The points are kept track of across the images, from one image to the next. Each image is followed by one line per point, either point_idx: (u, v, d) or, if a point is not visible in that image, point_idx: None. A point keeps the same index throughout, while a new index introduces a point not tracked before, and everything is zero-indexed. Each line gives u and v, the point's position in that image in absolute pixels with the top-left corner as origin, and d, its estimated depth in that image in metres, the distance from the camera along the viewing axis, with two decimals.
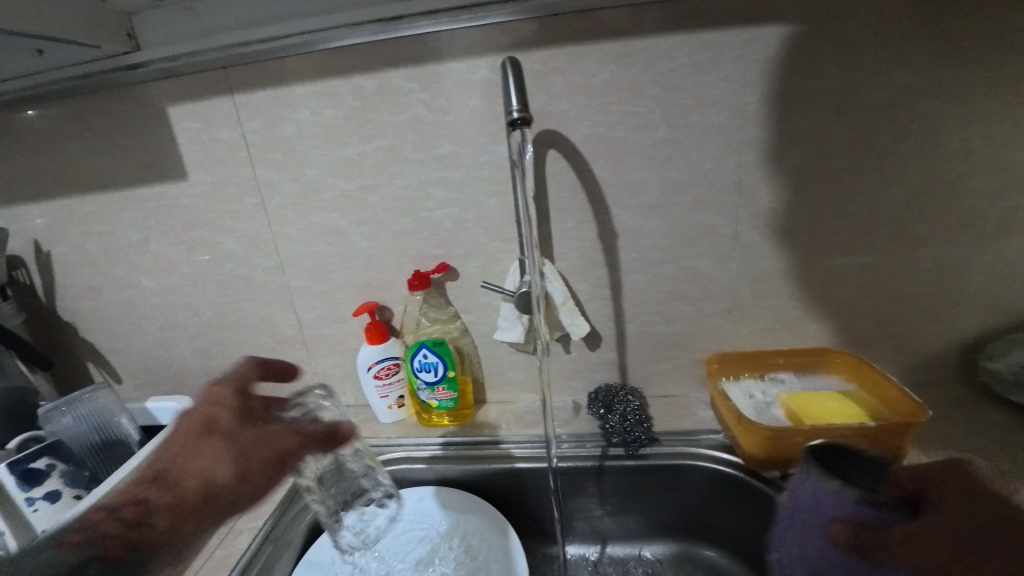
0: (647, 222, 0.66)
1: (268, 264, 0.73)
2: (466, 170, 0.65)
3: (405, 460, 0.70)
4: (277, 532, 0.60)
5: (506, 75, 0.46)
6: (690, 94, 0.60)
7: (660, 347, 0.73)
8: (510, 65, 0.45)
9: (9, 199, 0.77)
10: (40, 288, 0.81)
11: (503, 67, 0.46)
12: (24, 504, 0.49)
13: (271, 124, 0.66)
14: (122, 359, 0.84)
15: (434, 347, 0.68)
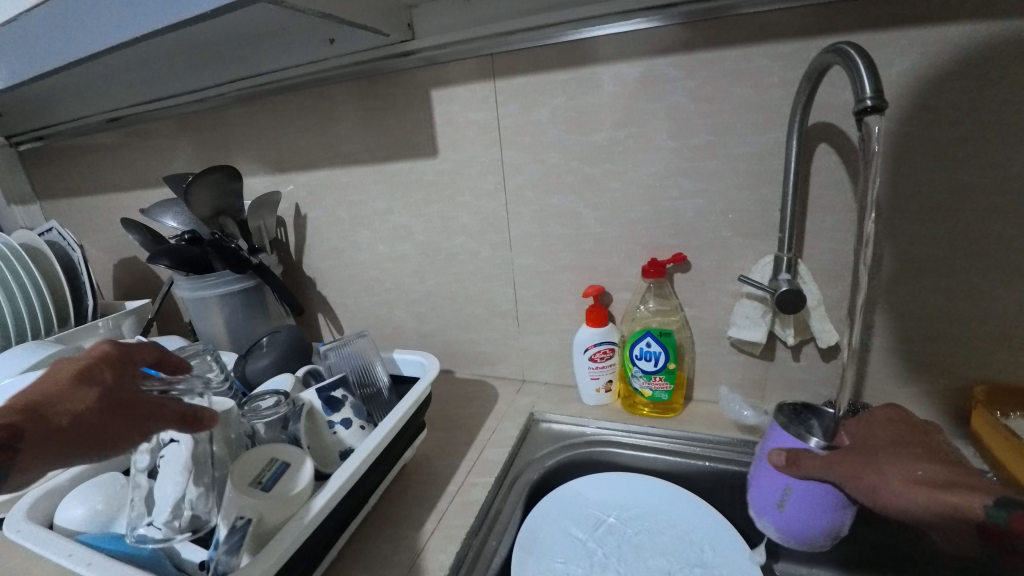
0: (921, 228, 0.60)
1: (497, 240, 0.78)
2: (720, 161, 0.64)
3: (618, 444, 0.71)
4: (507, 491, 0.64)
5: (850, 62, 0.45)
6: (1011, 86, 0.53)
7: (910, 368, 0.66)
8: (857, 51, 0.44)
9: (284, 167, 0.90)
10: (292, 246, 0.94)
11: (848, 53, 0.44)
12: (328, 425, 0.57)
13: (526, 109, 0.70)
14: (350, 314, 0.95)
15: (659, 337, 0.68)
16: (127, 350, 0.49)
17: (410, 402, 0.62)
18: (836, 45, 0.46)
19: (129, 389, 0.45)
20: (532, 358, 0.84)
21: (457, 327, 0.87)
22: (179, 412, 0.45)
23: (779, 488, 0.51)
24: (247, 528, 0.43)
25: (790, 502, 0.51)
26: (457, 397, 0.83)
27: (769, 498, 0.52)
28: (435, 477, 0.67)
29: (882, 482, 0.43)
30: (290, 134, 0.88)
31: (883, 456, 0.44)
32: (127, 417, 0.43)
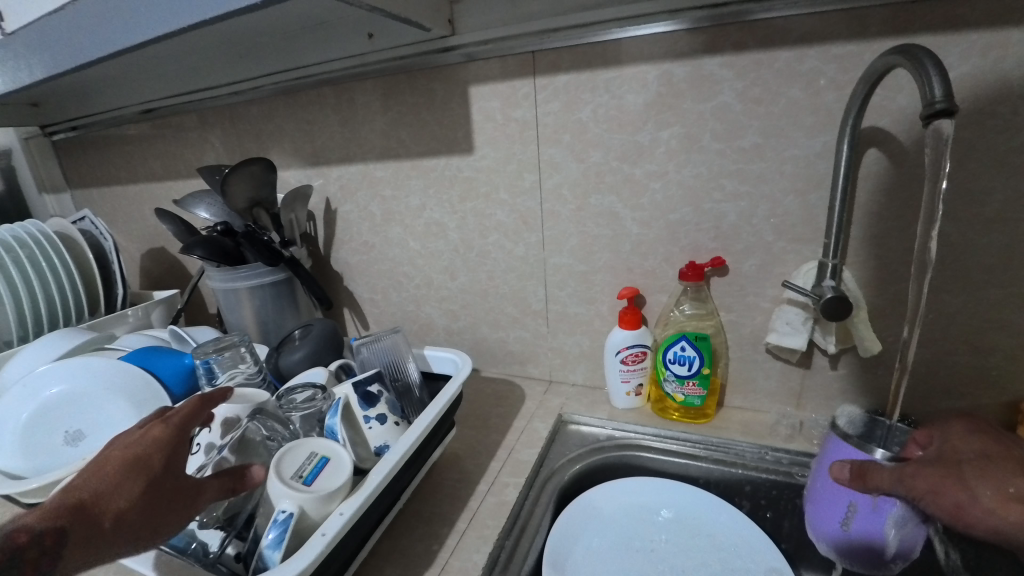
0: (978, 237, 0.58)
1: (532, 239, 0.78)
2: (768, 164, 0.63)
3: (650, 449, 0.70)
4: (539, 492, 0.63)
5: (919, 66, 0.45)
6: None
7: (957, 381, 0.64)
8: (927, 56, 0.45)
9: (317, 161, 0.90)
10: (322, 240, 0.94)
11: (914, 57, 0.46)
12: (363, 420, 0.56)
13: (568, 107, 0.69)
14: (378, 309, 0.95)
15: (694, 341, 0.68)
16: (183, 424, 0.46)
17: (444, 400, 0.62)
18: (902, 48, 0.47)
19: (176, 474, 0.43)
20: (562, 360, 0.83)
21: (486, 326, 0.86)
22: (223, 484, 0.45)
23: (841, 506, 0.52)
24: (289, 520, 0.43)
25: (855, 521, 0.51)
26: (485, 397, 0.83)
27: (833, 517, 0.53)
28: (466, 476, 0.66)
29: (971, 499, 0.42)
30: (324, 128, 0.88)
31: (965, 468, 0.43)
32: (171, 506, 0.41)
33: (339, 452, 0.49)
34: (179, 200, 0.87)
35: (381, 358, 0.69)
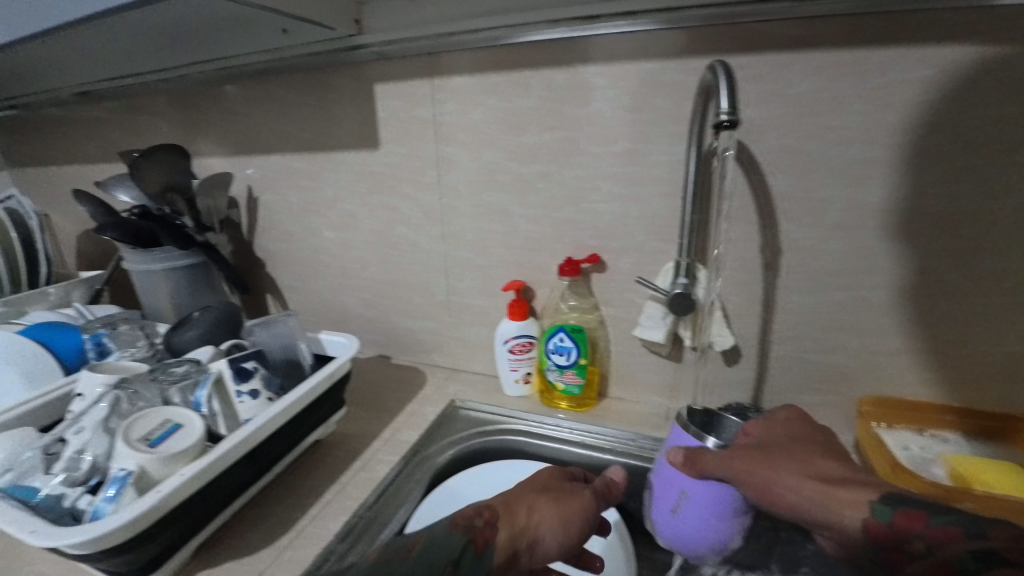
0: (821, 243, 0.63)
1: (434, 233, 0.81)
2: (638, 168, 0.66)
3: (529, 434, 0.74)
4: (411, 471, 0.67)
5: (718, 79, 0.49)
6: (900, 112, 0.56)
7: (810, 377, 0.69)
8: (725, 68, 0.47)
9: (239, 151, 0.92)
10: (245, 227, 0.97)
11: (716, 70, 0.48)
12: (235, 394, 0.60)
13: (463, 108, 0.73)
14: (298, 296, 0.98)
15: (571, 332, 0.72)
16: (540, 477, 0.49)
17: (321, 379, 0.66)
18: (715, 65, 0.50)
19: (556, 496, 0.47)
20: (464, 350, 0.86)
21: (396, 315, 0.90)
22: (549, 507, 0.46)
23: (675, 492, 0.53)
24: (127, 478, 0.47)
25: (683, 508, 0.52)
26: (388, 382, 0.86)
27: (665, 502, 0.53)
28: (347, 455, 0.69)
29: (780, 478, 0.43)
30: (246, 118, 0.90)
31: (778, 451, 0.45)
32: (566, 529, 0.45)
33: (192, 418, 0.54)
34: (100, 183, 0.89)
35: (274, 338, 0.72)
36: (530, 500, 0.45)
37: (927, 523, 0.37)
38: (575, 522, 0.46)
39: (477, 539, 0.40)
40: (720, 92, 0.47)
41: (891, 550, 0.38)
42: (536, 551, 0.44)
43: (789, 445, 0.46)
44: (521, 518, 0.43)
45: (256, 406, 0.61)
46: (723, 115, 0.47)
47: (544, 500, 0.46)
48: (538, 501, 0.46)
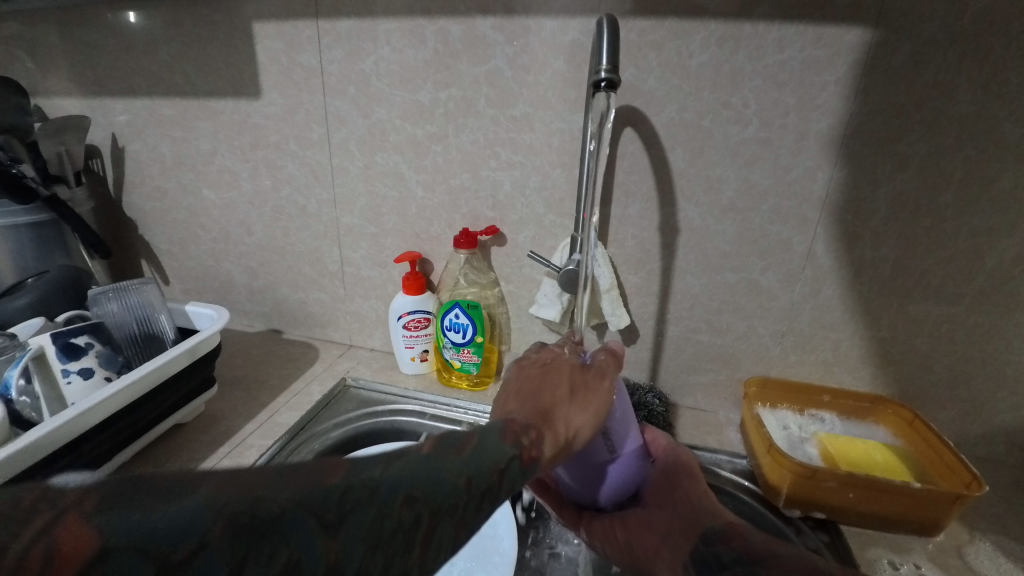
0: (714, 223, 0.62)
1: (324, 196, 0.74)
2: (537, 135, 0.62)
3: (420, 415, 0.70)
4: (283, 455, 0.61)
5: (600, 38, 0.49)
6: (793, 92, 0.55)
7: (701, 358, 0.69)
8: (607, 27, 0.48)
9: (97, 91, 0.79)
10: (110, 180, 0.85)
11: (599, 27, 0.49)
12: (61, 374, 0.52)
13: (352, 56, 0.65)
14: (175, 262, 0.88)
15: (467, 308, 0.68)
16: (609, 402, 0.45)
17: (178, 354, 0.58)
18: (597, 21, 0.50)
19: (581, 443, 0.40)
20: (360, 324, 0.81)
21: (285, 286, 0.83)
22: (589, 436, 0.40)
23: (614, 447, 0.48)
24: None
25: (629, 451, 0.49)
26: (274, 358, 0.79)
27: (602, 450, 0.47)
28: (211, 438, 0.63)
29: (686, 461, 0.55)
30: (101, 53, 0.77)
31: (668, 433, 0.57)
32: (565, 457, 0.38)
33: None
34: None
35: (125, 308, 0.63)
36: (572, 410, 0.39)
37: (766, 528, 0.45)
38: (602, 410, 0.42)
39: (525, 455, 0.32)
40: (599, 49, 0.49)
41: (727, 538, 0.45)
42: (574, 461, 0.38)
43: (674, 442, 0.56)
44: (563, 431, 0.37)
45: (87, 388, 0.53)
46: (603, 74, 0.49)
47: (575, 398, 0.41)
48: (578, 413, 0.40)
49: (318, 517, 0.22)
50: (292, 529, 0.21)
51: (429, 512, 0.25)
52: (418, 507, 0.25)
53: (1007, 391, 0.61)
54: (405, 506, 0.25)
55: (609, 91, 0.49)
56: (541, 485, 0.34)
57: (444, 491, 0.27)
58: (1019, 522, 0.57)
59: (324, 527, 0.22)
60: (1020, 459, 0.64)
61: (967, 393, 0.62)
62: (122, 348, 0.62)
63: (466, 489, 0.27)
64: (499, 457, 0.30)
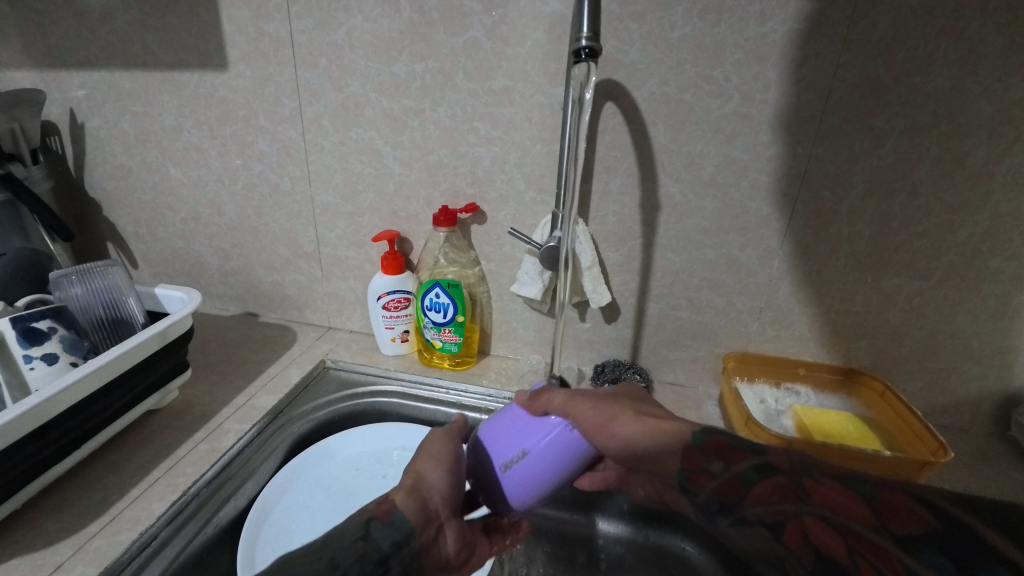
0: (695, 200, 0.62)
1: (297, 173, 0.72)
2: (517, 110, 0.61)
3: (402, 395, 0.69)
4: (262, 440, 0.60)
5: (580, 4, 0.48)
6: (774, 66, 0.55)
7: (681, 334, 0.70)
8: None
9: (51, 64, 0.75)
10: (70, 159, 0.81)
11: None
12: (22, 360, 0.49)
13: (322, 26, 0.62)
14: (142, 244, 0.85)
15: (447, 288, 0.66)
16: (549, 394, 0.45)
17: (148, 337, 0.56)
18: None
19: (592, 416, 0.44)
20: (338, 306, 0.79)
21: (260, 267, 0.80)
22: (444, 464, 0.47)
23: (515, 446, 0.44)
24: None
25: (515, 466, 0.43)
26: (252, 342, 0.77)
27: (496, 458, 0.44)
28: (185, 424, 0.61)
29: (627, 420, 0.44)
30: (54, 22, 0.72)
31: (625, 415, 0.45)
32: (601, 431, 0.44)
33: None
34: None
35: (89, 290, 0.60)
36: (415, 468, 0.47)
37: (727, 446, 0.42)
38: (448, 449, 0.48)
39: (378, 516, 0.43)
40: (580, 15, 0.48)
41: (698, 476, 0.43)
42: (439, 495, 0.45)
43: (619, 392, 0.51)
44: (409, 481, 0.46)
45: (53, 373, 0.51)
46: (584, 41, 0.48)
47: (422, 458, 0.48)
48: (418, 460, 0.48)
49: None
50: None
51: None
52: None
53: (972, 362, 0.63)
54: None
55: (591, 60, 0.48)
56: (418, 523, 0.43)
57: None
58: (982, 485, 0.60)
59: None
60: (982, 427, 0.67)
61: (934, 365, 0.64)
62: (89, 332, 0.60)
63: (333, 563, 0.38)
64: (356, 530, 0.41)
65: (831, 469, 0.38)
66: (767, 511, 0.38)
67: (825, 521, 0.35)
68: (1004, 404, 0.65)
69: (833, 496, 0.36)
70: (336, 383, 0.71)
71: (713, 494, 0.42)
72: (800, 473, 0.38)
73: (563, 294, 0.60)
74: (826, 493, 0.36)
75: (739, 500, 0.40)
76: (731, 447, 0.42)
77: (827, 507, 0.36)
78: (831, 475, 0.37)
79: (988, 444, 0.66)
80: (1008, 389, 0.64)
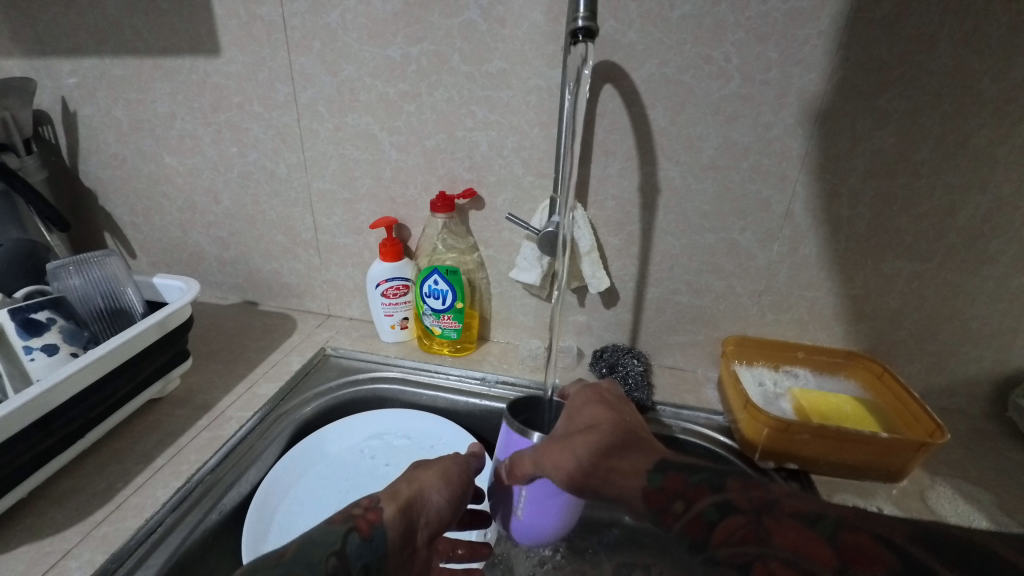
0: (695, 183, 0.61)
1: (293, 160, 0.71)
2: (514, 93, 0.60)
3: (402, 381, 0.70)
4: (265, 426, 0.61)
5: None
6: (775, 46, 0.54)
7: (680, 318, 0.69)
8: None
9: (41, 51, 0.74)
10: (63, 149, 0.80)
11: None
12: (22, 351, 0.49)
13: (315, 9, 0.61)
14: (139, 234, 0.84)
15: (446, 275, 0.66)
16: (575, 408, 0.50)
17: (147, 326, 0.56)
18: None
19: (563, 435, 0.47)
20: (337, 294, 0.79)
21: (258, 256, 0.80)
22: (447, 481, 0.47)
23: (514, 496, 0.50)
24: None
25: (522, 510, 0.50)
26: (252, 330, 0.77)
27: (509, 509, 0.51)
28: (187, 412, 0.61)
29: (566, 463, 0.45)
30: (42, 9, 0.71)
31: (574, 440, 0.46)
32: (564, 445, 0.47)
33: None
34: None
35: (87, 281, 0.60)
36: (417, 484, 0.46)
37: (685, 483, 0.43)
38: (455, 475, 0.48)
39: (360, 526, 0.41)
40: None
41: (664, 514, 0.43)
42: (425, 519, 0.45)
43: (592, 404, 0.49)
44: (405, 492, 0.45)
45: (53, 364, 0.51)
46: (580, 21, 0.47)
47: (427, 476, 0.47)
48: (420, 474, 0.47)
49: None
50: None
51: None
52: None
53: (971, 344, 0.63)
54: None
55: (587, 41, 0.47)
56: (394, 546, 0.42)
57: None
58: (981, 467, 0.60)
59: None
60: (980, 408, 0.67)
61: (933, 347, 0.64)
62: (88, 323, 0.60)
63: None
64: (332, 543, 0.39)
65: (795, 506, 0.39)
66: (731, 554, 0.39)
67: (790, 563, 0.36)
68: (1003, 385, 0.65)
69: (794, 536, 0.37)
70: (337, 370, 0.71)
71: (682, 535, 0.42)
72: (761, 511, 0.39)
73: (560, 280, 0.60)
74: (788, 534, 0.38)
75: (706, 540, 0.40)
76: (689, 485, 0.43)
77: (789, 549, 0.37)
78: (791, 514, 0.39)
79: (986, 425, 0.66)
80: (1006, 370, 0.64)
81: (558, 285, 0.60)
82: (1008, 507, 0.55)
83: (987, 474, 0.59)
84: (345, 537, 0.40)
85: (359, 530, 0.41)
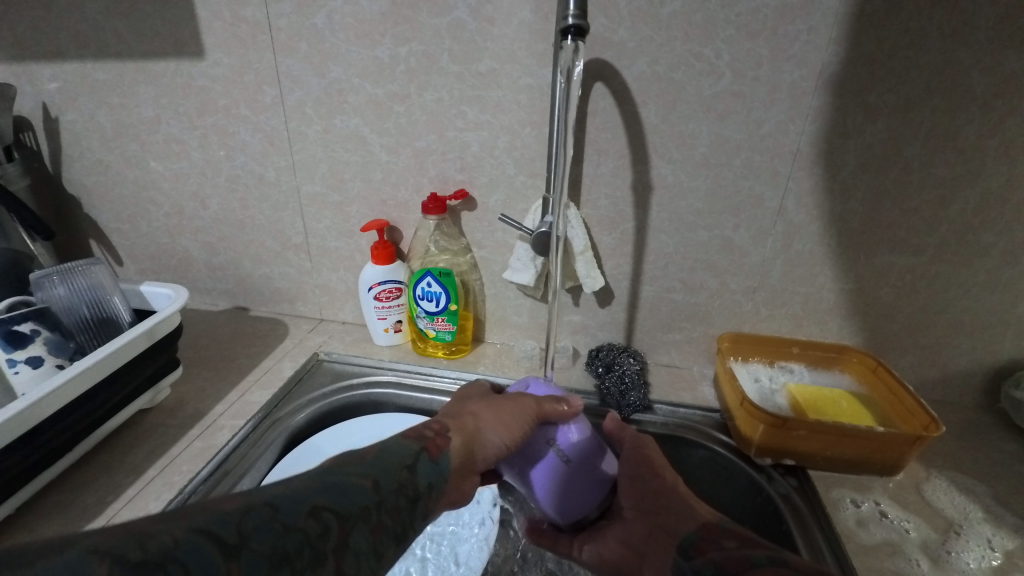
0: (688, 180, 0.61)
1: (282, 163, 0.70)
2: (505, 92, 0.60)
3: (397, 384, 0.69)
4: (259, 433, 0.60)
5: None
6: (765, 42, 0.54)
7: (675, 316, 0.69)
8: None
9: (19, 56, 0.72)
10: (46, 155, 0.79)
11: None
12: (6, 365, 0.48)
13: (302, 10, 0.60)
14: (125, 241, 0.83)
15: (439, 276, 0.66)
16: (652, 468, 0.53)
17: (134, 336, 0.55)
18: None
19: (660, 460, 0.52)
20: (329, 298, 0.78)
21: (248, 261, 0.79)
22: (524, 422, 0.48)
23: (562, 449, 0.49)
24: None
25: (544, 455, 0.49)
26: (243, 336, 0.76)
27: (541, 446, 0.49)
28: (179, 422, 0.60)
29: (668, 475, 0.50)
30: (20, 12, 0.69)
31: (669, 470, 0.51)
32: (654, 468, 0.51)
33: None
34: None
35: (70, 287, 0.59)
36: (481, 421, 0.47)
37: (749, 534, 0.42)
38: (518, 424, 0.47)
39: (429, 447, 0.41)
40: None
41: (705, 544, 0.41)
42: (483, 456, 0.45)
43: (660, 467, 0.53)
44: (467, 426, 0.46)
45: (39, 376, 0.50)
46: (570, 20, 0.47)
47: (493, 417, 0.47)
48: (484, 414, 0.48)
49: (219, 543, 0.25)
50: (187, 556, 0.24)
51: (339, 521, 0.30)
52: (326, 519, 0.30)
53: (963, 336, 0.64)
54: (312, 518, 0.29)
55: (579, 39, 0.47)
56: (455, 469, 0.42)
57: (355, 499, 0.32)
58: (975, 458, 0.61)
59: (224, 552, 0.25)
60: (973, 400, 0.68)
61: (926, 340, 0.65)
62: (74, 333, 0.59)
63: (374, 485, 0.34)
64: (404, 457, 0.38)
65: None
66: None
67: None
68: (995, 376, 0.66)
69: None
70: (330, 375, 0.70)
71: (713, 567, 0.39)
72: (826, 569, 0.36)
73: (555, 280, 0.60)
74: None
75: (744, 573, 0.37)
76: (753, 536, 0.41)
77: None
78: None
79: (979, 417, 0.67)
80: (997, 361, 0.65)
81: (553, 284, 0.59)
82: (1003, 498, 0.56)
83: (981, 465, 0.60)
84: (418, 452, 0.40)
85: (433, 445, 0.41)
